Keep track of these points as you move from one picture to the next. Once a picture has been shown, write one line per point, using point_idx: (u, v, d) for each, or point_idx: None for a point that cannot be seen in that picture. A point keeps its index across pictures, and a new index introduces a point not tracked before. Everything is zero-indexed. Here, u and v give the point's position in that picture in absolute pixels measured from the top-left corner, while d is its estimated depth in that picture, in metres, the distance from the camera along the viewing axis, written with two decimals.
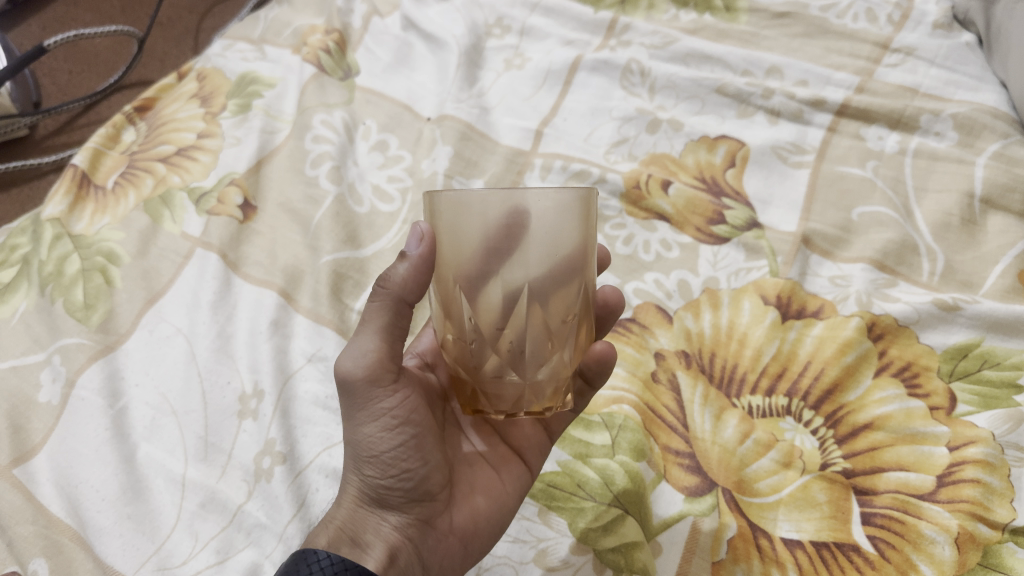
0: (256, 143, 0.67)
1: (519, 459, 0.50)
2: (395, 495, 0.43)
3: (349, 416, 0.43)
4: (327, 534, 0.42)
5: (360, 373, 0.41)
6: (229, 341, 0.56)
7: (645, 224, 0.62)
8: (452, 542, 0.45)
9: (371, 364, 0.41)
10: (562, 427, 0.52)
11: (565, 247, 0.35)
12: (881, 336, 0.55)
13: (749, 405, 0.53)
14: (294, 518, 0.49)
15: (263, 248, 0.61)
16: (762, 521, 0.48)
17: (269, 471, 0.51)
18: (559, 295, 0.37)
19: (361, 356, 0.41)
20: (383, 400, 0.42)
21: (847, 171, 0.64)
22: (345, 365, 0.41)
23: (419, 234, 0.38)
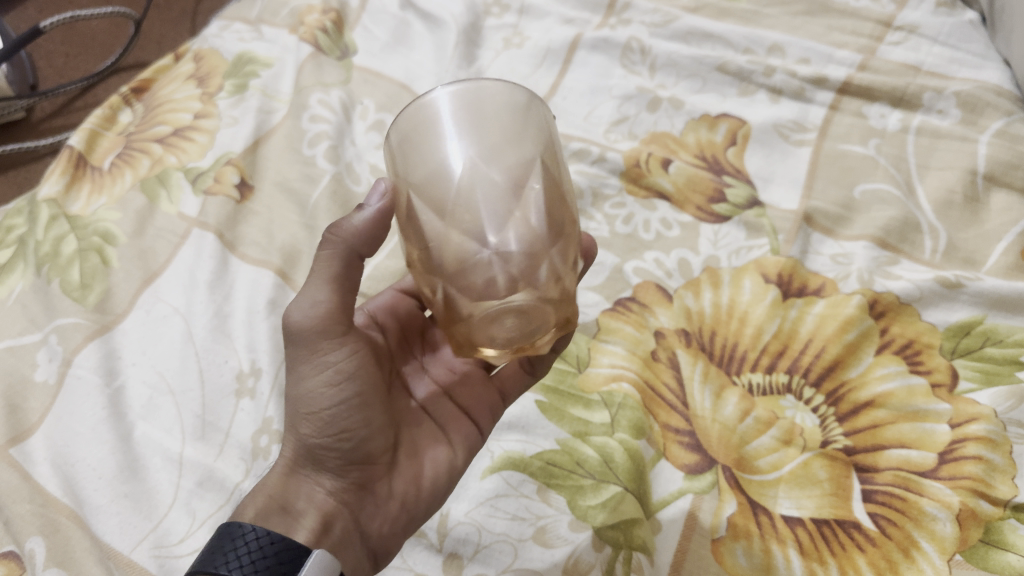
0: (253, 123, 0.66)
1: (468, 419, 0.50)
2: (328, 456, 0.42)
3: (293, 370, 0.42)
4: (255, 506, 0.41)
5: (311, 325, 0.40)
6: (226, 320, 0.56)
7: (646, 203, 0.62)
8: (392, 507, 0.44)
9: (320, 314, 0.40)
10: (517, 393, 0.51)
11: (411, 146, 0.36)
12: (883, 314, 0.54)
13: (750, 383, 0.52)
14: None
15: (260, 228, 0.61)
16: (762, 498, 0.48)
17: (267, 450, 0.51)
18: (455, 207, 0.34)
19: (310, 306, 0.40)
20: (324, 359, 0.41)
21: (849, 149, 0.64)
22: (296, 317, 0.40)
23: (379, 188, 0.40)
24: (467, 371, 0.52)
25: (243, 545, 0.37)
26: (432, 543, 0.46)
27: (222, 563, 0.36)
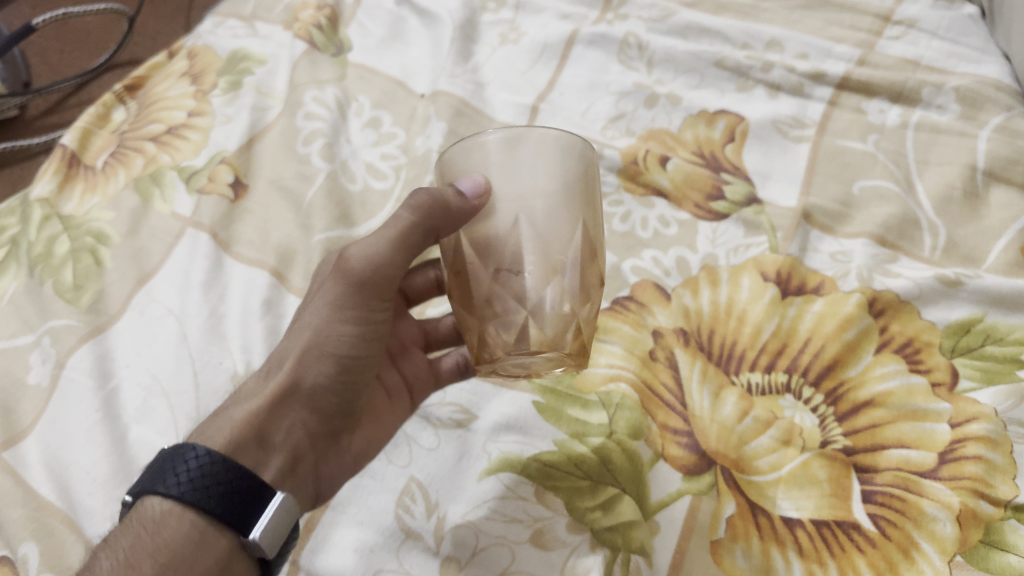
0: (247, 121, 0.66)
1: (407, 395, 0.53)
2: (321, 402, 0.45)
3: (325, 306, 0.44)
4: (234, 428, 0.42)
5: (368, 273, 0.43)
6: (221, 321, 0.55)
7: (643, 200, 0.61)
8: (345, 459, 0.48)
9: (377, 265, 0.42)
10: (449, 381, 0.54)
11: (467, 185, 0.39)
12: (883, 312, 0.54)
13: (748, 383, 0.52)
14: None
15: (254, 227, 0.60)
16: (761, 499, 0.47)
17: None
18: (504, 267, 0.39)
19: (372, 252, 0.42)
20: (359, 315, 0.44)
21: (848, 145, 0.63)
22: (359, 260, 0.42)
23: (475, 185, 0.38)
24: (410, 349, 0.55)
25: (184, 462, 0.39)
26: (428, 547, 0.46)
27: (172, 482, 0.39)
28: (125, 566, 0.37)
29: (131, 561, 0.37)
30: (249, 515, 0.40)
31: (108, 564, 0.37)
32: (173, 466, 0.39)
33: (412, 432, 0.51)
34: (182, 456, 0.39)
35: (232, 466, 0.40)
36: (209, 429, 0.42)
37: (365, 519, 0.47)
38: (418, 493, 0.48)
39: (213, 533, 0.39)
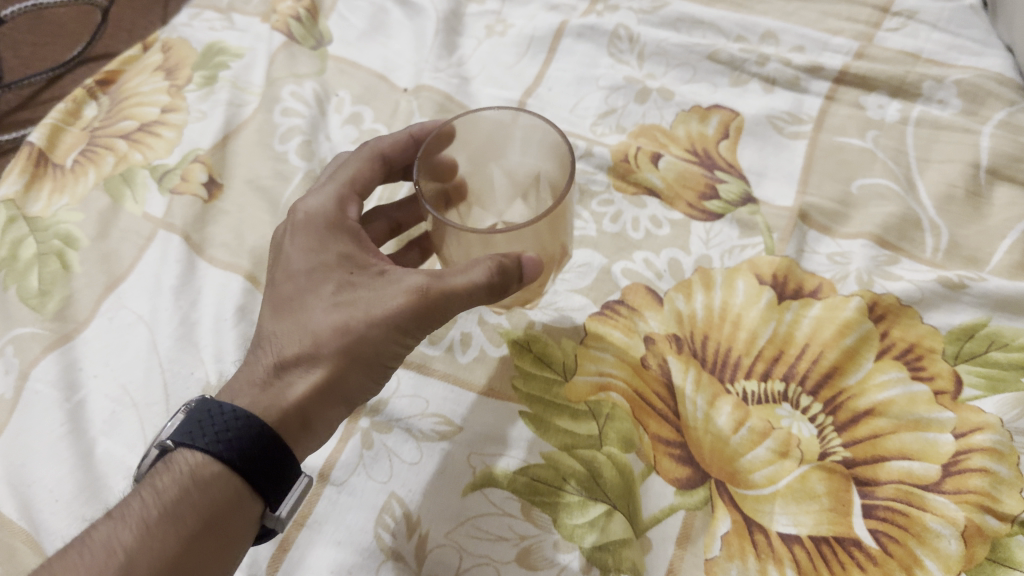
0: (222, 117, 0.63)
1: None
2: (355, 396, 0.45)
3: (390, 318, 0.43)
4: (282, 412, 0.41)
5: (440, 299, 0.43)
6: (193, 328, 0.53)
7: (634, 200, 0.59)
8: None
9: (453, 294, 0.43)
10: None
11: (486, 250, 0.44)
12: (883, 317, 0.52)
13: (744, 391, 0.50)
14: None
15: (229, 228, 0.58)
16: (758, 514, 0.45)
17: None
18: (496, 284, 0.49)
19: (452, 283, 0.42)
20: (411, 334, 0.44)
21: (846, 141, 0.61)
22: (443, 287, 0.42)
23: (530, 264, 0.44)
24: None
25: (220, 417, 0.40)
26: (409, 567, 0.44)
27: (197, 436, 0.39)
28: (169, 519, 0.37)
29: (173, 516, 0.37)
30: (280, 487, 0.41)
31: (150, 514, 0.37)
32: (215, 424, 0.39)
33: (393, 445, 0.48)
34: (224, 415, 0.40)
35: (284, 456, 0.41)
36: (250, 407, 0.41)
37: (341, 539, 0.45)
38: (399, 510, 0.46)
39: (250, 498, 0.40)
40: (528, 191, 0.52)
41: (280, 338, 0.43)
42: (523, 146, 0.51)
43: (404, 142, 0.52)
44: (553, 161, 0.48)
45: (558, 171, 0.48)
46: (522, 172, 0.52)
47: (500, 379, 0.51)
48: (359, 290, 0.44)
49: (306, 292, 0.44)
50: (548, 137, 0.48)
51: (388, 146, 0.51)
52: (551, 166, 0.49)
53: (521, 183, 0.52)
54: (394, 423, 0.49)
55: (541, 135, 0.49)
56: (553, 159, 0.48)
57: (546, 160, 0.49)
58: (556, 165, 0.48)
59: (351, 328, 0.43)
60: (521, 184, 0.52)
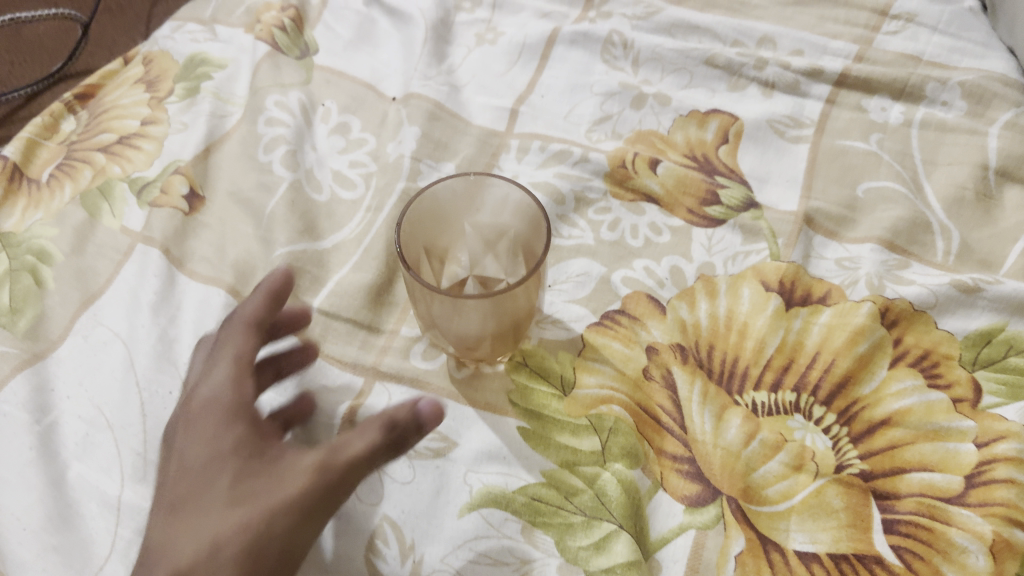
0: (204, 129, 0.61)
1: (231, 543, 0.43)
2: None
3: (295, 504, 0.38)
4: None
5: (343, 473, 0.39)
6: (172, 345, 0.50)
7: (633, 207, 0.56)
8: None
9: (356, 459, 0.40)
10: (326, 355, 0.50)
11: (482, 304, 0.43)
12: (896, 322, 0.49)
13: (753, 403, 0.47)
14: None
15: (210, 242, 0.55)
16: (773, 532, 0.43)
17: None
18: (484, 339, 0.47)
19: (354, 445, 0.40)
20: (313, 527, 0.39)
21: (850, 144, 0.59)
22: (348, 451, 0.40)
23: (431, 409, 0.43)
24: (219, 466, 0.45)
25: None
26: None
27: None
28: None
29: None
30: None
31: None
32: None
33: (384, 464, 0.45)
34: None
35: None
36: None
37: (330, 566, 0.42)
38: (391, 534, 0.43)
39: None
40: (498, 247, 0.51)
41: (171, 547, 0.36)
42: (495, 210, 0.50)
43: (267, 308, 0.46)
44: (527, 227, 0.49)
45: (531, 236, 0.48)
46: (493, 229, 0.51)
47: (496, 393, 0.49)
48: (264, 460, 0.39)
49: (199, 491, 0.38)
50: (521, 201, 0.48)
51: (257, 313, 0.45)
52: (522, 228, 0.49)
53: (494, 240, 0.51)
54: None
55: (512, 199, 0.49)
56: (526, 224, 0.48)
57: (518, 220, 0.49)
58: (530, 227, 0.48)
59: (254, 524, 0.37)
60: (490, 241, 0.51)
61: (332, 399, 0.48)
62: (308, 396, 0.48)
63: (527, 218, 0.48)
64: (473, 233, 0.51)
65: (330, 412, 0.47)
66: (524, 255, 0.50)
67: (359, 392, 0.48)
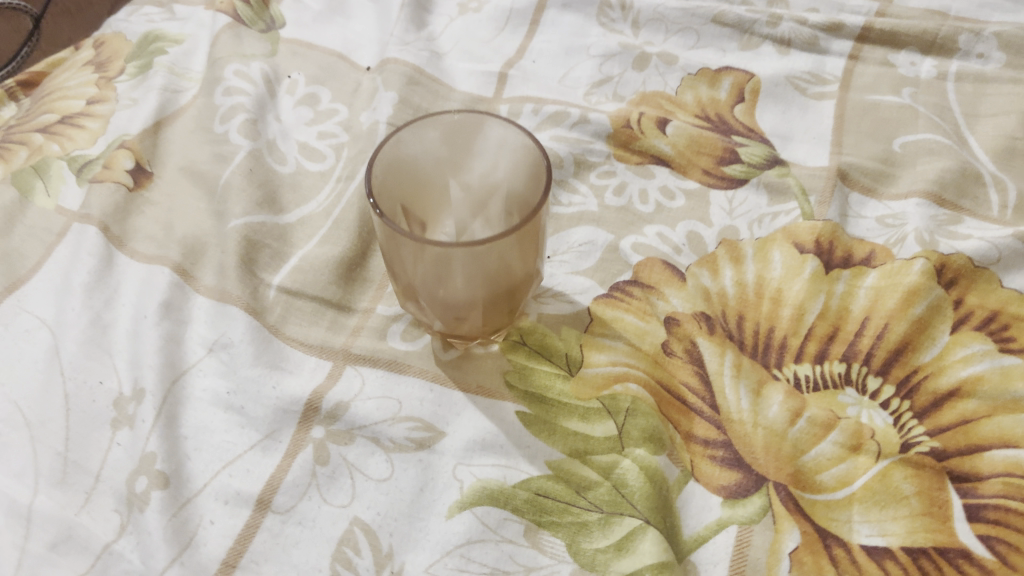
0: (154, 103, 0.55)
1: None
2: None
3: None
4: None
5: None
6: (106, 331, 0.42)
7: (640, 169, 0.50)
8: None
9: None
10: (288, 332, 0.42)
11: (469, 257, 0.36)
12: (955, 281, 0.42)
13: (796, 377, 0.40)
14: (169, 526, 0.35)
15: (157, 220, 0.48)
16: (833, 525, 0.35)
17: (144, 497, 0.36)
18: (474, 310, 0.40)
19: None
20: None
21: (880, 99, 0.52)
22: None
23: None
24: None
25: None
26: None
27: None
28: None
29: None
30: None
31: None
32: None
33: (355, 459, 0.38)
34: None
35: None
36: None
37: None
38: (363, 541, 0.35)
39: None
40: (490, 210, 0.45)
41: None
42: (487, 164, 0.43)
43: None
44: (520, 184, 0.41)
45: (524, 195, 0.41)
46: (483, 188, 0.44)
47: (490, 375, 0.41)
48: None
49: None
50: (517, 151, 0.41)
51: None
52: (518, 184, 0.42)
53: (486, 200, 0.45)
54: (356, 432, 0.38)
55: (506, 149, 0.42)
56: (520, 179, 0.41)
57: (513, 175, 0.42)
58: (526, 182, 0.41)
59: None
60: (480, 203, 0.45)
61: (293, 382, 0.40)
62: (265, 380, 0.40)
63: (523, 174, 0.41)
64: (460, 193, 0.45)
65: (291, 396, 0.39)
66: (518, 214, 0.43)
67: (326, 377, 0.41)
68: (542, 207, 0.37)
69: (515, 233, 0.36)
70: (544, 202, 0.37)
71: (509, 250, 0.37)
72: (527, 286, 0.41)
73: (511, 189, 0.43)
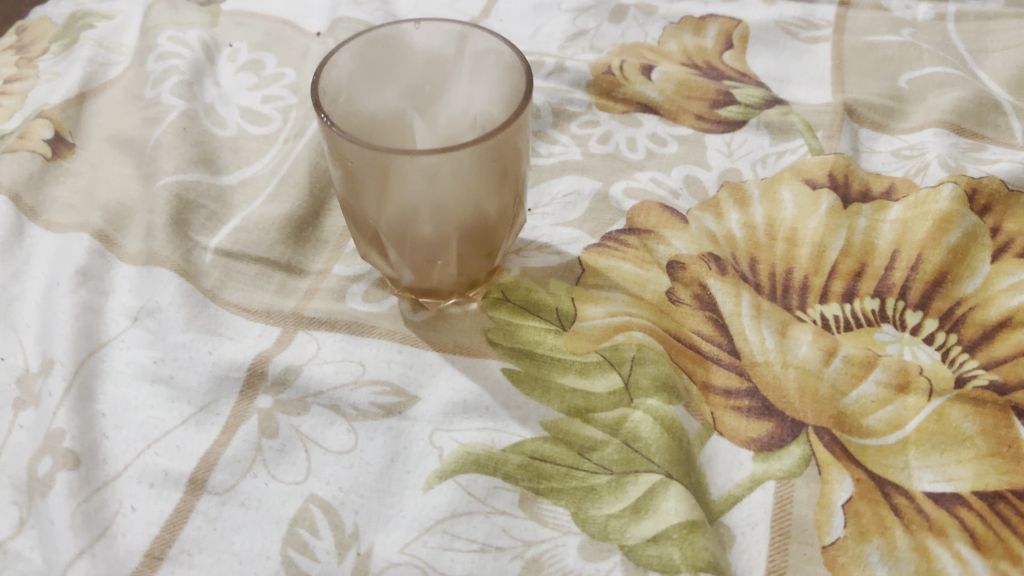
0: (79, 74, 0.49)
1: None
2: None
3: None
4: None
5: None
6: (11, 306, 0.36)
7: (626, 118, 0.45)
8: None
9: None
10: (227, 295, 0.36)
11: (438, 176, 0.31)
12: (989, 208, 0.38)
13: (823, 317, 0.35)
14: (77, 516, 0.28)
15: (77, 189, 0.42)
16: (889, 473, 0.29)
17: (47, 483, 0.29)
18: (447, 251, 0.34)
19: None
20: None
21: (879, 39, 0.49)
22: None
23: None
24: None
25: None
26: None
27: None
28: None
29: None
30: None
31: None
32: None
33: (310, 430, 0.31)
34: None
35: None
36: None
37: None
38: (322, 521, 0.28)
39: None
40: None
41: None
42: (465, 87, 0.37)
43: None
44: (511, 91, 0.35)
45: (513, 101, 0.34)
46: None
47: (469, 333, 0.35)
48: None
49: None
50: (493, 67, 0.35)
51: None
52: (496, 103, 0.35)
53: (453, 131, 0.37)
54: (311, 400, 0.32)
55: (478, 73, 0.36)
56: (508, 86, 0.35)
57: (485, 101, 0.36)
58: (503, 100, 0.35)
59: None
60: None
61: (233, 347, 0.34)
62: (197, 344, 0.34)
63: (512, 77, 0.34)
64: None
65: (231, 361, 0.33)
66: None
67: (274, 342, 0.34)
68: (520, 114, 0.31)
69: (491, 147, 0.31)
70: (523, 108, 0.31)
71: (485, 168, 0.31)
72: (508, 224, 0.35)
73: (490, 109, 0.35)
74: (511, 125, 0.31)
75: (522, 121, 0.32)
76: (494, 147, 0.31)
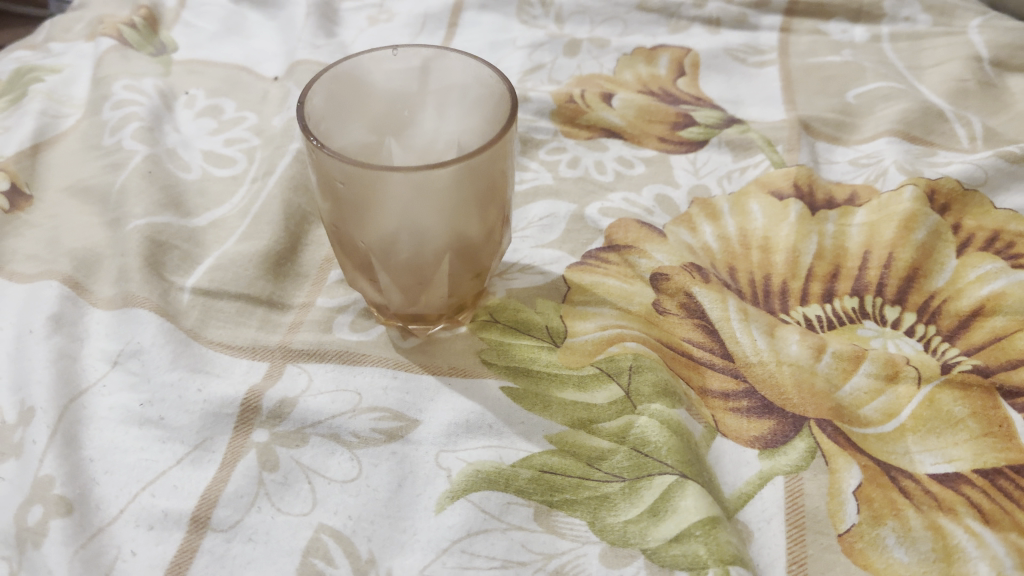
0: (31, 125, 0.47)
1: None
2: None
3: None
4: None
5: None
6: None
7: (592, 143, 0.46)
8: None
9: None
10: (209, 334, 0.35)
11: (424, 194, 0.30)
12: (948, 207, 0.40)
13: (807, 318, 0.36)
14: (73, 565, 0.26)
15: (40, 238, 0.40)
16: (892, 459, 0.30)
17: (37, 535, 0.27)
18: (436, 272, 0.34)
19: None
20: None
21: (822, 61, 0.51)
22: None
23: None
24: None
25: None
26: None
27: None
28: None
29: None
30: None
31: None
32: None
33: (312, 461, 0.30)
34: None
35: None
36: None
37: None
38: (336, 549, 0.27)
39: None
40: None
41: None
42: (442, 109, 0.37)
43: None
44: (491, 113, 0.35)
45: (495, 122, 0.34)
46: None
47: (462, 355, 0.35)
48: None
49: None
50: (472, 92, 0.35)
51: None
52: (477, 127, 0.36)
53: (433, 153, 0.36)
54: (310, 431, 0.31)
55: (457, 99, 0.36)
56: (489, 106, 0.34)
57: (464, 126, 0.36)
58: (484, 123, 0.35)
59: None
60: None
61: (222, 384, 0.33)
62: (184, 383, 0.33)
63: (491, 99, 0.34)
64: None
65: (222, 397, 0.32)
66: None
67: (264, 377, 0.33)
68: (506, 133, 0.31)
69: (478, 166, 0.31)
70: (508, 126, 0.31)
71: (471, 187, 0.31)
72: (494, 245, 0.35)
73: (470, 131, 0.35)
74: (498, 142, 0.31)
75: (508, 140, 0.32)
76: (481, 165, 0.30)
